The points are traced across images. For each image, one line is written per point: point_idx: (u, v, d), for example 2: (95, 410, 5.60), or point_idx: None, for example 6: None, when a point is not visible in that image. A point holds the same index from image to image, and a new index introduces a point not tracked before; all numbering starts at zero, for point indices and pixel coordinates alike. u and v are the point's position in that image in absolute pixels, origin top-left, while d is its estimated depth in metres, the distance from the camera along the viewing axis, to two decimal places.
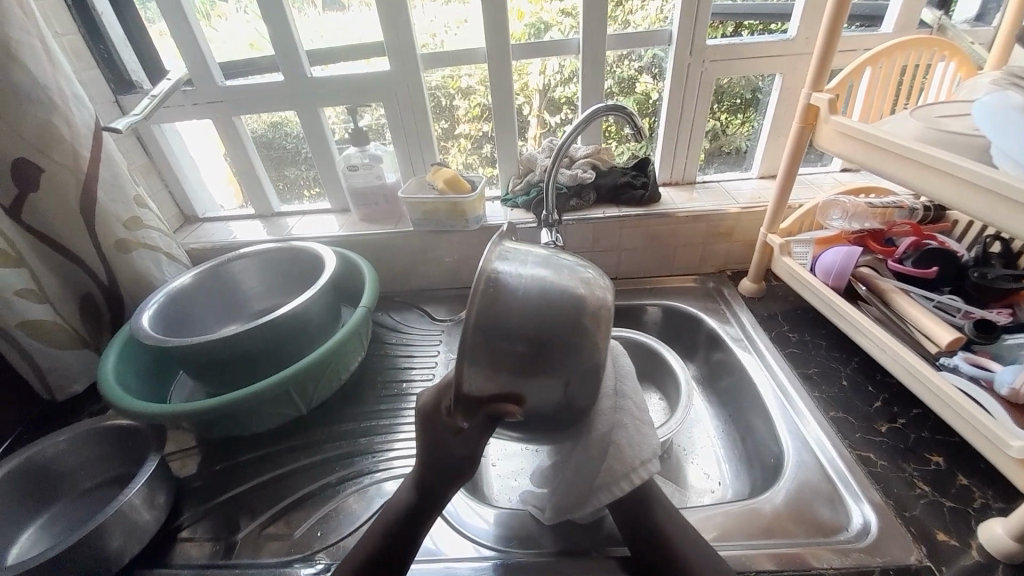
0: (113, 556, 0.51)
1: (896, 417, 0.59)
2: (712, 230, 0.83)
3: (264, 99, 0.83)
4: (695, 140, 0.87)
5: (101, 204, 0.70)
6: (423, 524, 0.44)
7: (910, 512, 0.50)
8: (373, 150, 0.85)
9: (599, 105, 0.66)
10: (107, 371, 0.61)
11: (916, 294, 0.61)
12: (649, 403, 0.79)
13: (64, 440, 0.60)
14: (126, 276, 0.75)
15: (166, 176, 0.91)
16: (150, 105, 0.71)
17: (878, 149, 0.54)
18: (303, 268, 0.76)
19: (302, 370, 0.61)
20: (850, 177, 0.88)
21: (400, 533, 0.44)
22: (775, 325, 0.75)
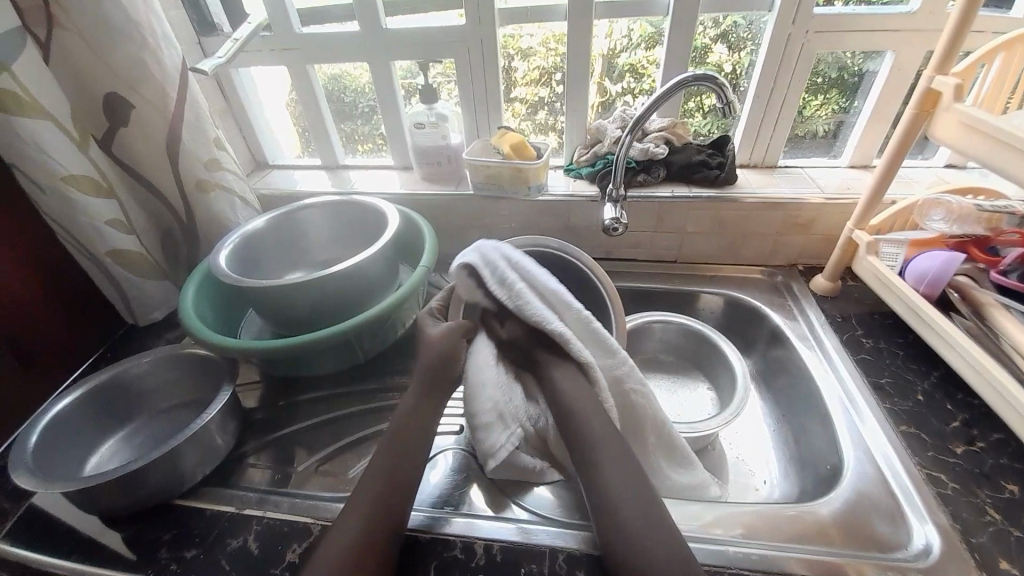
0: (189, 472, 0.56)
1: (975, 440, 0.55)
2: (789, 221, 0.77)
3: (337, 49, 0.83)
4: (782, 120, 0.81)
5: (184, 145, 0.73)
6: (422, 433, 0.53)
7: (976, 539, 0.47)
8: (440, 108, 0.84)
9: (687, 75, 0.62)
10: (187, 301, 0.66)
11: (1017, 311, 0.55)
12: (698, 391, 0.77)
13: (147, 361, 0.65)
14: (202, 214, 0.79)
15: (240, 119, 0.94)
16: (232, 48, 0.72)
17: (1002, 144, 0.48)
18: (369, 224, 0.77)
19: (364, 323, 0.63)
20: (956, 173, 0.79)
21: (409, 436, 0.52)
22: (847, 327, 0.71)
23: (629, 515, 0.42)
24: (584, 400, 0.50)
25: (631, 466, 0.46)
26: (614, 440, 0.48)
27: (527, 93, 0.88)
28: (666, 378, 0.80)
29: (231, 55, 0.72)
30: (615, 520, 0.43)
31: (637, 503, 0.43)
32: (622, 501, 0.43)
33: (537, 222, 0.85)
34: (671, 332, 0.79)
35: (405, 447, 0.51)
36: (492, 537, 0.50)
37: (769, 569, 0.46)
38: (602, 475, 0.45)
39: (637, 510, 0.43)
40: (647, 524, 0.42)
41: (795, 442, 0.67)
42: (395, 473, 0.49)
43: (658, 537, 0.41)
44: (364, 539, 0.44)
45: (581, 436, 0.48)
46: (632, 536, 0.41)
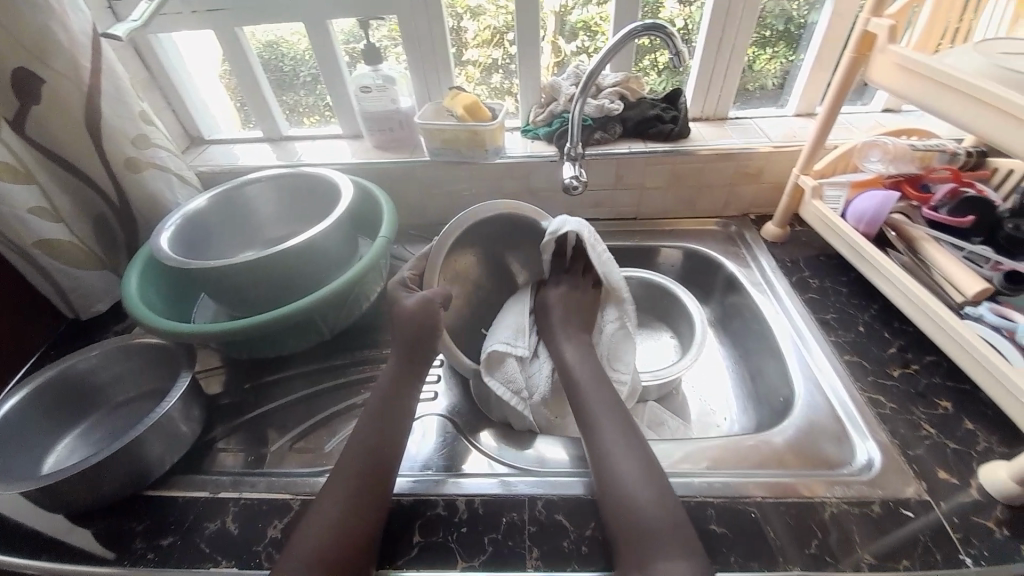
0: (155, 463, 0.54)
1: (909, 363, 0.61)
2: (741, 171, 0.80)
3: (269, 8, 0.77)
4: (732, 72, 0.82)
5: (106, 120, 0.67)
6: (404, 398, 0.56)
7: (912, 451, 0.52)
8: (387, 70, 0.79)
9: (636, 25, 0.61)
10: (130, 288, 0.62)
11: (947, 243, 0.60)
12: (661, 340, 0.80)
13: (95, 354, 0.62)
14: (137, 196, 0.73)
15: (168, 91, 0.86)
16: (148, 10, 0.66)
17: (931, 80, 0.51)
18: (322, 197, 0.74)
19: (325, 298, 0.61)
20: (892, 117, 0.83)
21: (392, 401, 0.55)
22: (796, 270, 0.75)
23: (625, 476, 0.47)
24: (592, 382, 0.57)
25: (629, 436, 0.51)
26: (615, 413, 0.53)
27: (482, 55, 0.86)
28: (632, 331, 0.82)
29: (147, 18, 0.66)
30: (612, 481, 0.47)
31: (633, 466, 0.48)
32: (620, 464, 0.48)
33: (497, 186, 0.84)
34: (634, 287, 0.81)
35: (389, 414, 0.53)
36: (475, 493, 0.51)
37: (732, 494, 0.50)
38: (603, 442, 0.50)
39: (632, 472, 0.47)
40: (639, 483, 0.46)
41: (751, 380, 0.71)
42: (377, 442, 0.51)
43: (650, 494, 0.45)
44: (351, 505, 0.46)
45: (589, 410, 0.54)
46: (627, 493, 0.46)
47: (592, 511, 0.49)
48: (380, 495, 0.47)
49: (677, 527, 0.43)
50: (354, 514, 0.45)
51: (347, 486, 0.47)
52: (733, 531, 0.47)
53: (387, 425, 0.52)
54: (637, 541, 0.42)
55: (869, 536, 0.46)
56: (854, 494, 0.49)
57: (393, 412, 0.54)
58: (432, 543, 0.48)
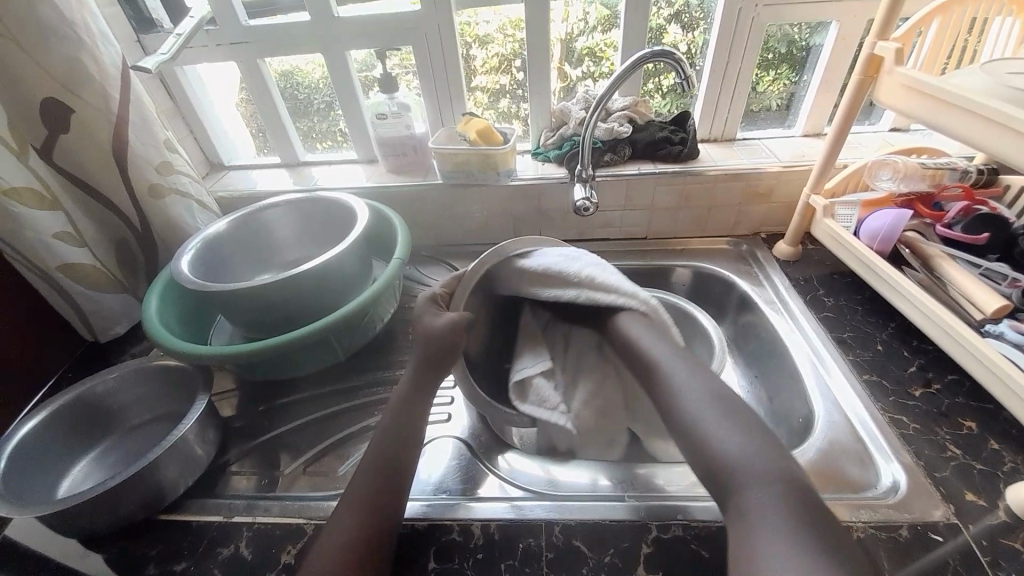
0: (170, 486, 0.54)
1: (930, 382, 0.60)
2: (750, 191, 0.80)
3: (289, 41, 0.80)
4: (738, 94, 0.83)
5: (132, 148, 0.70)
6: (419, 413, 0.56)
7: (939, 473, 0.51)
8: (401, 98, 0.82)
9: (644, 52, 0.63)
10: (150, 310, 0.63)
11: (962, 260, 0.59)
12: None
13: (113, 377, 0.62)
14: (158, 221, 0.75)
15: (190, 120, 0.89)
16: (176, 44, 0.69)
17: (938, 101, 0.51)
18: (338, 220, 0.75)
19: (341, 320, 0.62)
20: (900, 136, 0.84)
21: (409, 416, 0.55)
22: (810, 288, 0.74)
23: (704, 419, 0.45)
24: (649, 338, 0.55)
25: (699, 380, 0.49)
26: (681, 360, 0.51)
27: (489, 81, 0.88)
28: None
29: (175, 51, 0.69)
30: (694, 429, 0.45)
31: (709, 409, 0.45)
32: (697, 410, 0.46)
33: (509, 208, 0.85)
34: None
35: (404, 430, 0.53)
36: (490, 517, 0.51)
37: None
38: (675, 392, 0.49)
39: (709, 414, 0.45)
40: (720, 423, 0.44)
41: (768, 400, 0.70)
42: (388, 461, 0.50)
43: (733, 433, 0.43)
44: (361, 525, 0.45)
45: (654, 365, 0.52)
46: (710, 438, 0.44)
47: (610, 535, 0.48)
48: (391, 516, 0.47)
49: (768, 459, 0.41)
50: (364, 535, 0.45)
51: (359, 506, 0.46)
52: None
53: (400, 443, 0.52)
54: (732, 482, 0.41)
55: (898, 563, 0.44)
56: (881, 519, 0.47)
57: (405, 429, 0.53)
58: (447, 569, 0.47)
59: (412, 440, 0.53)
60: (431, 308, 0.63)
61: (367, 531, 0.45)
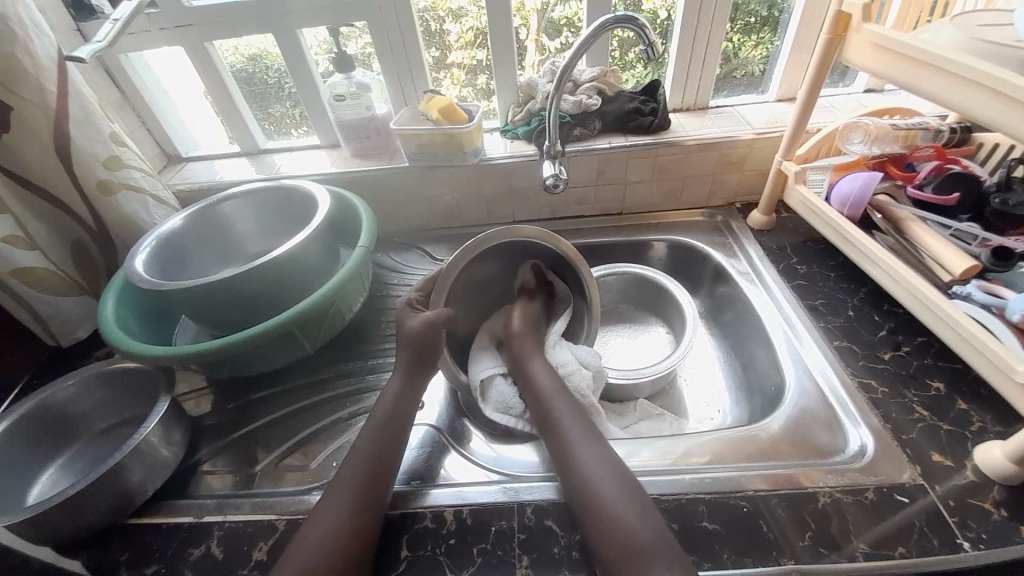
0: (137, 489, 0.53)
1: (900, 345, 0.59)
2: (723, 159, 0.78)
3: (238, 20, 0.76)
4: (709, 60, 0.80)
5: (75, 143, 0.66)
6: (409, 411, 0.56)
7: (906, 435, 0.51)
8: (359, 78, 0.78)
9: (607, 17, 0.60)
10: (105, 313, 0.61)
11: (933, 222, 0.59)
12: (656, 335, 0.79)
13: (73, 383, 0.60)
14: (113, 219, 0.72)
15: (142, 111, 0.85)
16: (112, 31, 0.64)
17: (908, 58, 0.49)
18: (299, 209, 0.73)
19: (306, 313, 0.61)
20: (874, 97, 0.82)
21: (400, 415, 0.55)
22: (783, 257, 0.74)
23: (605, 495, 0.45)
24: (557, 403, 0.55)
25: (603, 451, 0.49)
26: (585, 428, 0.52)
27: (465, 57, 0.85)
28: (622, 326, 0.81)
29: (112, 39, 0.64)
30: (595, 503, 0.45)
31: (614, 482, 0.46)
32: (601, 484, 0.46)
33: (479, 189, 0.83)
34: (623, 281, 0.80)
35: (393, 433, 0.53)
36: (470, 501, 0.51)
37: (726, 491, 0.48)
38: (577, 462, 0.49)
39: (611, 488, 0.45)
40: (623, 498, 0.44)
41: (743, 370, 0.70)
42: (379, 460, 0.50)
43: (635, 508, 0.44)
44: (345, 524, 0.45)
45: (560, 430, 0.52)
46: (612, 511, 0.44)
47: None
48: (373, 515, 0.47)
49: (664, 537, 0.42)
50: (348, 534, 0.44)
51: (345, 505, 0.46)
52: (725, 527, 0.46)
53: (391, 443, 0.52)
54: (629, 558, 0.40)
55: (865, 527, 0.45)
56: (848, 484, 0.48)
57: (396, 429, 0.54)
58: (419, 556, 0.47)
59: (402, 436, 0.54)
60: (410, 310, 0.63)
61: (351, 533, 0.45)
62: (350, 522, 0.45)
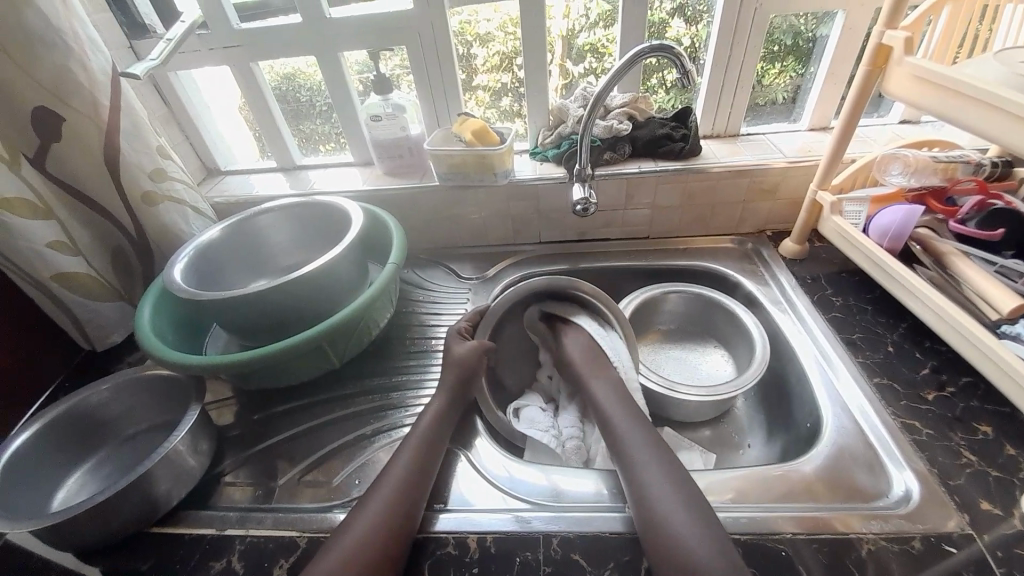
0: (162, 497, 0.53)
1: (944, 385, 0.57)
2: (754, 187, 0.78)
3: (282, 43, 0.79)
4: (740, 89, 0.81)
5: (124, 155, 0.69)
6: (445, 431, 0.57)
7: (953, 481, 0.49)
8: (396, 99, 0.80)
9: (643, 47, 0.61)
10: (142, 320, 0.62)
11: (977, 257, 0.57)
12: (710, 358, 0.79)
13: (106, 389, 0.62)
14: (153, 228, 0.75)
15: (185, 126, 0.89)
16: (166, 48, 0.68)
17: (952, 93, 0.49)
18: (333, 225, 0.74)
19: (336, 327, 0.61)
20: (910, 129, 0.81)
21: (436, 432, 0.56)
22: (817, 288, 0.72)
23: (664, 511, 0.45)
24: (622, 413, 0.57)
25: (671, 471, 0.48)
26: (645, 442, 0.52)
27: (490, 79, 0.88)
28: (670, 347, 0.81)
29: (165, 56, 0.68)
30: (658, 517, 0.45)
31: (675, 500, 0.45)
32: (662, 500, 0.46)
33: (507, 209, 0.84)
34: (685, 301, 0.79)
35: (430, 448, 0.54)
36: (489, 529, 0.50)
37: (759, 531, 0.47)
38: (640, 474, 0.49)
39: (672, 506, 0.45)
40: (683, 514, 0.44)
41: (774, 404, 0.69)
42: (416, 472, 0.51)
43: (699, 527, 0.43)
44: (381, 526, 0.46)
45: (625, 446, 0.53)
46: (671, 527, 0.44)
47: (611, 549, 0.47)
48: (407, 524, 0.47)
49: (728, 559, 0.41)
50: (383, 540, 0.45)
51: (383, 510, 0.47)
52: (760, 570, 0.44)
53: (427, 458, 0.53)
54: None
55: None
56: (892, 530, 0.45)
57: (436, 444, 0.55)
58: None
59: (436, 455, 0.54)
60: (460, 339, 0.68)
61: (386, 540, 0.45)
62: (380, 530, 0.46)
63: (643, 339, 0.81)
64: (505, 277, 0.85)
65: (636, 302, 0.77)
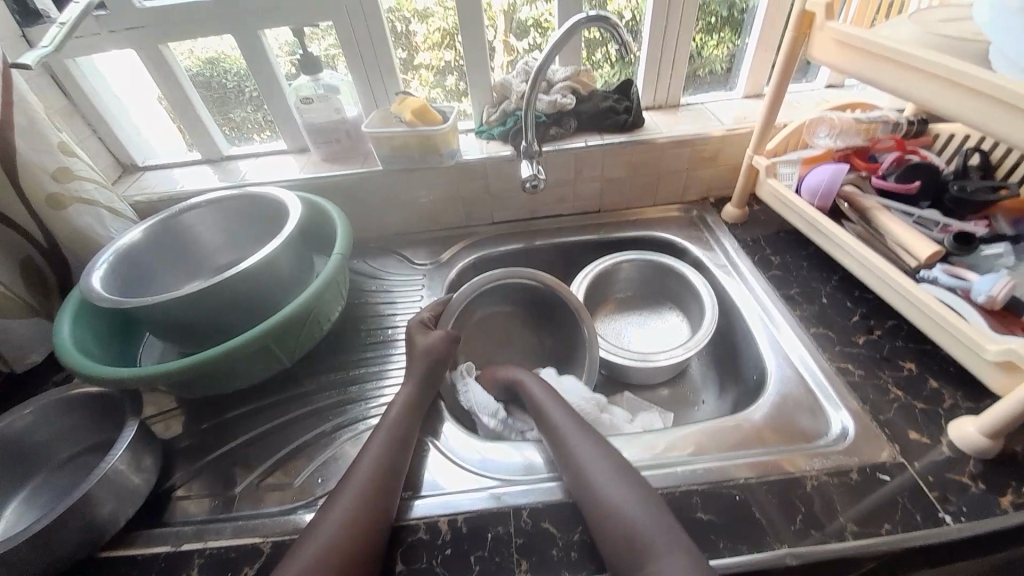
0: (108, 520, 0.50)
1: (873, 329, 0.62)
2: (696, 155, 0.80)
3: (195, 22, 0.72)
4: (678, 59, 0.82)
5: (21, 154, 0.61)
6: (414, 421, 0.56)
7: (884, 416, 0.53)
8: (327, 79, 0.76)
9: (580, 16, 0.60)
10: (62, 336, 0.57)
11: (897, 210, 0.61)
12: (666, 323, 0.81)
13: (30, 413, 0.56)
14: (65, 233, 0.68)
15: (93, 120, 0.80)
16: (59, 34, 0.60)
17: (872, 54, 0.51)
18: (270, 217, 0.70)
19: (282, 324, 0.58)
20: (835, 91, 0.86)
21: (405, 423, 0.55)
22: (758, 248, 0.75)
23: (614, 495, 0.45)
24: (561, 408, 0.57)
25: (616, 457, 0.49)
26: (587, 433, 0.52)
27: (433, 58, 0.84)
28: (628, 316, 0.83)
29: (59, 43, 0.60)
30: (606, 502, 0.45)
31: (618, 481, 0.46)
32: (611, 483, 0.46)
33: (456, 191, 0.82)
34: (638, 270, 0.81)
35: (397, 440, 0.53)
36: (461, 510, 0.50)
37: (717, 481, 0.49)
38: (585, 461, 0.49)
39: (619, 488, 0.46)
40: (633, 496, 0.45)
41: (724, 362, 0.72)
42: (385, 464, 0.50)
43: (640, 500, 0.45)
44: (350, 529, 0.44)
45: (563, 433, 0.53)
46: (621, 510, 0.44)
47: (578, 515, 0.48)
48: (380, 515, 0.46)
49: (671, 526, 0.42)
50: (355, 534, 0.44)
51: (352, 506, 0.46)
52: (722, 516, 0.46)
53: (396, 451, 0.52)
54: (635, 552, 0.41)
55: (851, 506, 0.46)
56: (833, 467, 0.49)
57: (405, 439, 0.54)
58: (415, 569, 0.46)
59: (401, 445, 0.53)
60: (423, 328, 0.66)
61: (357, 535, 0.44)
62: (350, 530, 0.44)
63: (602, 310, 0.83)
64: (460, 261, 0.83)
65: (592, 277, 0.78)
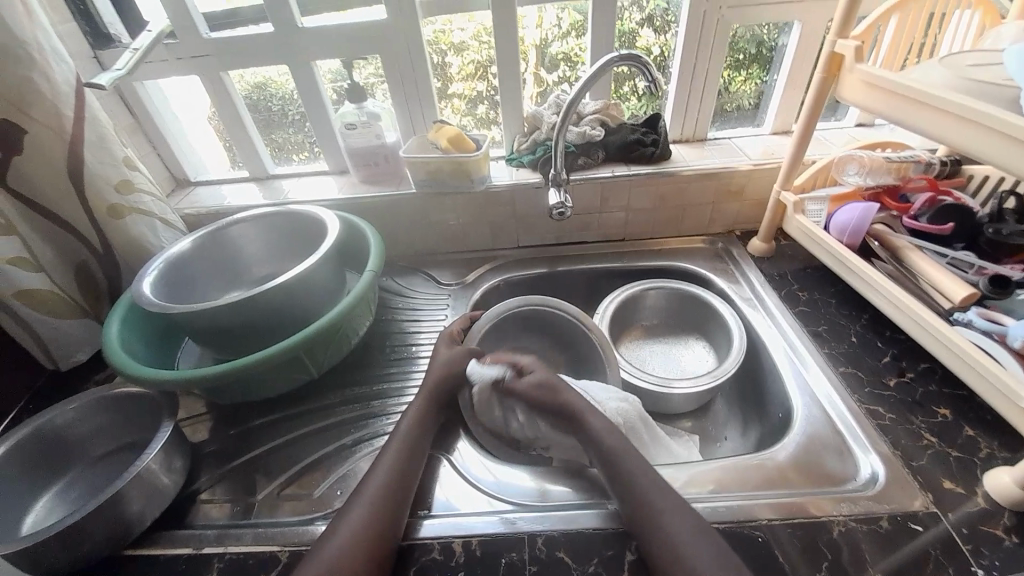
0: (136, 518, 0.52)
1: (904, 371, 0.60)
2: (722, 189, 0.81)
3: (252, 52, 0.78)
4: (706, 96, 0.84)
5: (89, 167, 0.67)
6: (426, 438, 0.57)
7: (916, 462, 0.51)
8: (370, 107, 0.80)
9: (613, 55, 0.63)
10: (110, 336, 0.60)
11: (929, 250, 0.60)
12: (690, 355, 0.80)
13: (73, 409, 0.59)
14: (120, 241, 0.73)
15: (154, 137, 0.87)
16: (131, 59, 0.66)
17: (902, 97, 0.52)
18: (309, 233, 0.73)
19: (313, 337, 0.60)
20: (866, 130, 0.86)
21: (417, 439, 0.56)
22: (784, 284, 0.75)
23: (666, 518, 0.44)
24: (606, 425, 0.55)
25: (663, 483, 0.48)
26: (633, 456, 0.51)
27: (466, 88, 0.89)
28: (651, 345, 0.82)
29: (132, 67, 0.66)
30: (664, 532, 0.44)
31: (676, 510, 0.45)
32: (660, 509, 0.45)
33: (485, 215, 0.85)
34: (662, 300, 0.81)
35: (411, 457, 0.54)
36: (476, 532, 0.50)
37: (738, 520, 0.48)
38: (633, 483, 0.48)
39: (668, 512, 0.45)
40: (686, 526, 0.44)
41: (748, 397, 0.71)
42: (396, 482, 0.51)
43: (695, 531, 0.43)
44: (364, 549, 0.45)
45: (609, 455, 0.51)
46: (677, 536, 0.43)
47: (594, 544, 0.48)
48: (389, 532, 0.47)
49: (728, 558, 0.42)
50: (366, 550, 0.45)
51: (365, 524, 0.46)
52: (742, 557, 0.45)
53: (407, 469, 0.52)
54: None
55: (879, 555, 0.44)
56: (861, 512, 0.48)
57: (417, 456, 0.54)
58: None
59: (411, 463, 0.53)
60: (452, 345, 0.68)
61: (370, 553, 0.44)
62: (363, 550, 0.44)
63: (625, 338, 0.83)
64: (485, 282, 0.85)
65: (616, 305, 0.79)
